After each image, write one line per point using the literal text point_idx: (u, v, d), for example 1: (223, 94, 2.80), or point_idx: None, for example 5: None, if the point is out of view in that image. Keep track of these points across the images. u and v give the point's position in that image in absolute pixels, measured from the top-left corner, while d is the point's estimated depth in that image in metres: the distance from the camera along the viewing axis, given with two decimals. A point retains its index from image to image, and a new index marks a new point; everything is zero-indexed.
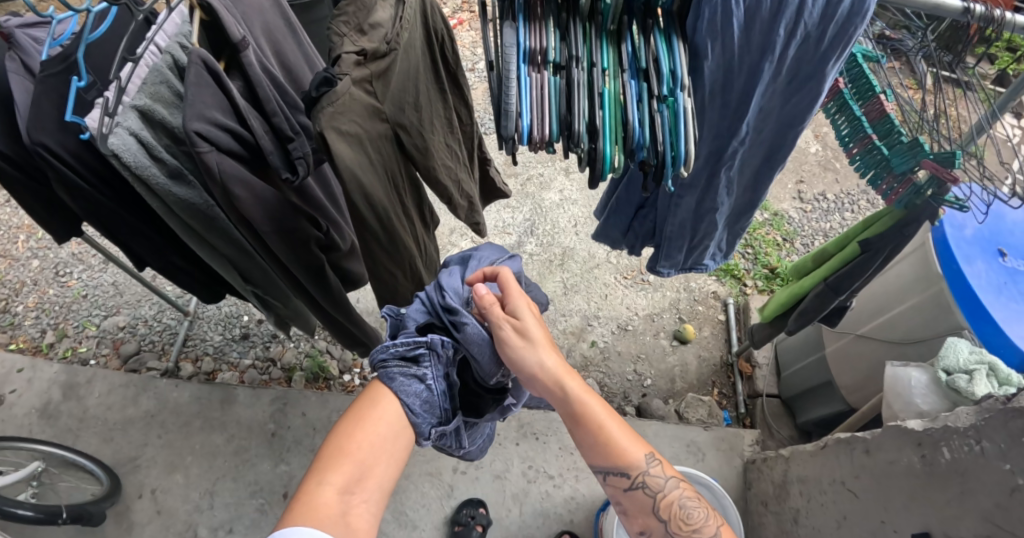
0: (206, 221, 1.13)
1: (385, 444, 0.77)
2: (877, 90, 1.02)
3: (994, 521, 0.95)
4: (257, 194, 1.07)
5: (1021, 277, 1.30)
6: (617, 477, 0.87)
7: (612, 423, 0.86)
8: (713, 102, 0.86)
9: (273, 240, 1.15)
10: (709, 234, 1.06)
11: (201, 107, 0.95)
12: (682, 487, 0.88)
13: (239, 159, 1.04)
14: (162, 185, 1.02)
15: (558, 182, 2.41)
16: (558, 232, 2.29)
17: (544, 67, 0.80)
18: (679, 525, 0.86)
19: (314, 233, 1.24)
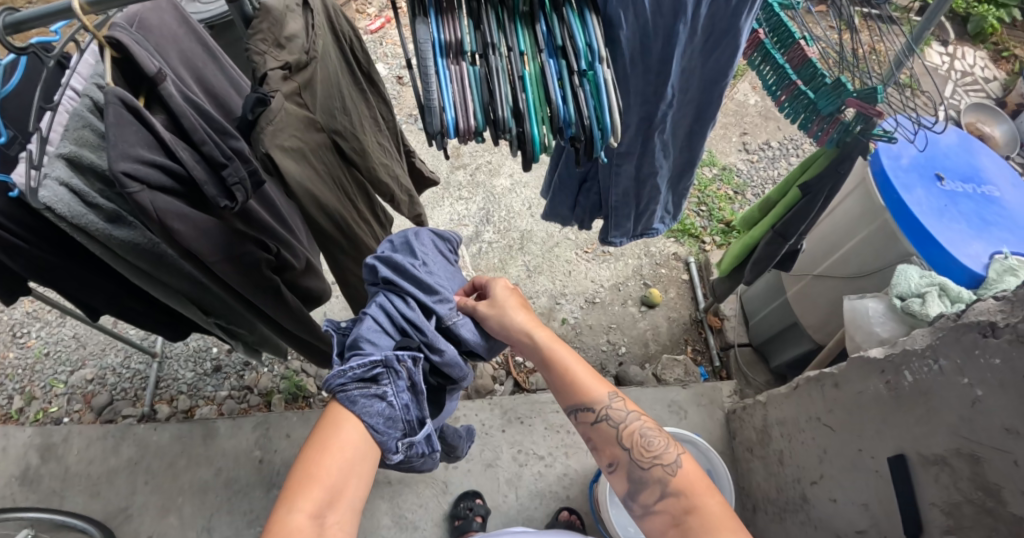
0: (154, 260, 1.10)
1: (354, 460, 0.76)
2: (797, 36, 1.04)
3: (961, 434, 1.02)
4: (197, 225, 1.04)
5: (959, 198, 1.36)
6: (583, 413, 0.91)
7: (575, 365, 0.91)
8: (635, 69, 0.87)
9: (222, 268, 1.13)
10: (654, 199, 1.08)
11: (126, 146, 0.91)
12: (643, 420, 0.90)
13: (174, 193, 1.01)
14: (103, 231, 0.98)
15: (507, 167, 2.41)
16: (513, 216, 2.30)
17: (462, 58, 0.81)
18: (641, 453, 0.88)
19: (264, 256, 1.24)
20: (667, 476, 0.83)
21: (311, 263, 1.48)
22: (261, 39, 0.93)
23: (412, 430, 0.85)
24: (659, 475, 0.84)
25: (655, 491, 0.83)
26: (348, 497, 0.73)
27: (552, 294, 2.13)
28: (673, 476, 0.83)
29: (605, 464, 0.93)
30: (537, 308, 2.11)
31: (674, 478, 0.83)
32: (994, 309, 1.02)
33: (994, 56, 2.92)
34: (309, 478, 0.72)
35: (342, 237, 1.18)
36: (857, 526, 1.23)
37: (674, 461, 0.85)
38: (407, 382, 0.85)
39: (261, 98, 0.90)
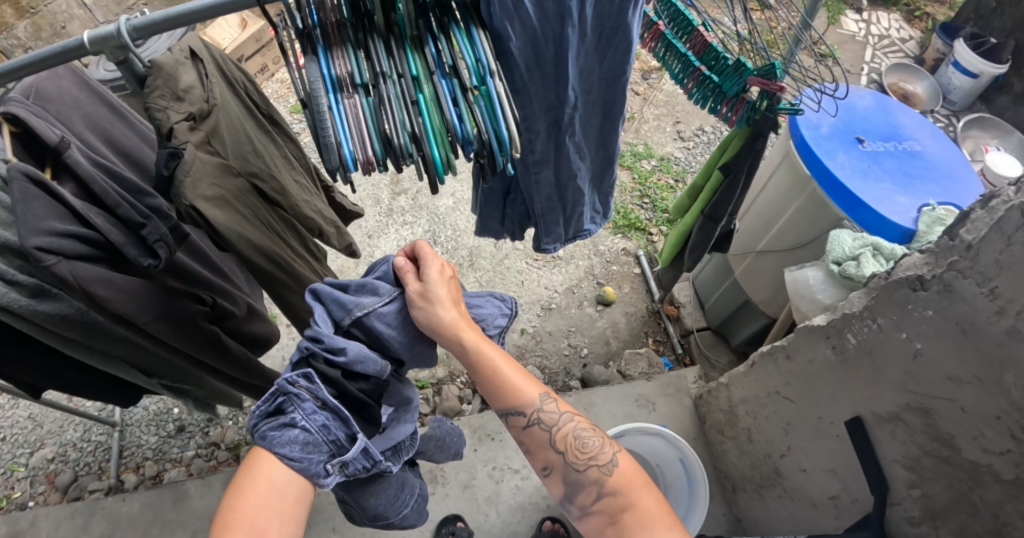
0: (86, 328, 1.06)
1: (283, 492, 0.76)
2: (695, 23, 1.05)
3: (908, 388, 1.05)
4: (123, 289, 1.01)
5: (880, 158, 1.40)
6: (516, 416, 0.93)
7: (508, 367, 0.91)
8: (533, 78, 0.87)
9: (158, 328, 1.10)
10: (578, 201, 1.09)
11: (35, 220, 0.88)
12: (576, 420, 0.94)
13: (95, 260, 0.97)
14: (27, 307, 0.94)
15: (448, 187, 2.42)
16: (459, 234, 2.30)
17: (355, 90, 0.80)
18: (576, 455, 0.92)
19: (198, 308, 1.20)
20: (603, 477, 0.89)
21: (253, 308, 1.45)
22: (159, 96, 0.89)
23: (341, 449, 0.84)
24: (595, 475, 0.89)
25: (591, 493, 0.88)
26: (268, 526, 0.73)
27: None
28: (609, 476, 0.88)
29: (537, 462, 0.97)
30: None
31: (610, 479, 0.88)
32: (919, 262, 1.02)
33: (907, 17, 3.05)
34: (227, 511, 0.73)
35: (286, 274, 1.18)
36: (831, 491, 1.26)
37: (609, 461, 0.90)
38: (315, 403, 0.83)
39: (173, 152, 0.87)
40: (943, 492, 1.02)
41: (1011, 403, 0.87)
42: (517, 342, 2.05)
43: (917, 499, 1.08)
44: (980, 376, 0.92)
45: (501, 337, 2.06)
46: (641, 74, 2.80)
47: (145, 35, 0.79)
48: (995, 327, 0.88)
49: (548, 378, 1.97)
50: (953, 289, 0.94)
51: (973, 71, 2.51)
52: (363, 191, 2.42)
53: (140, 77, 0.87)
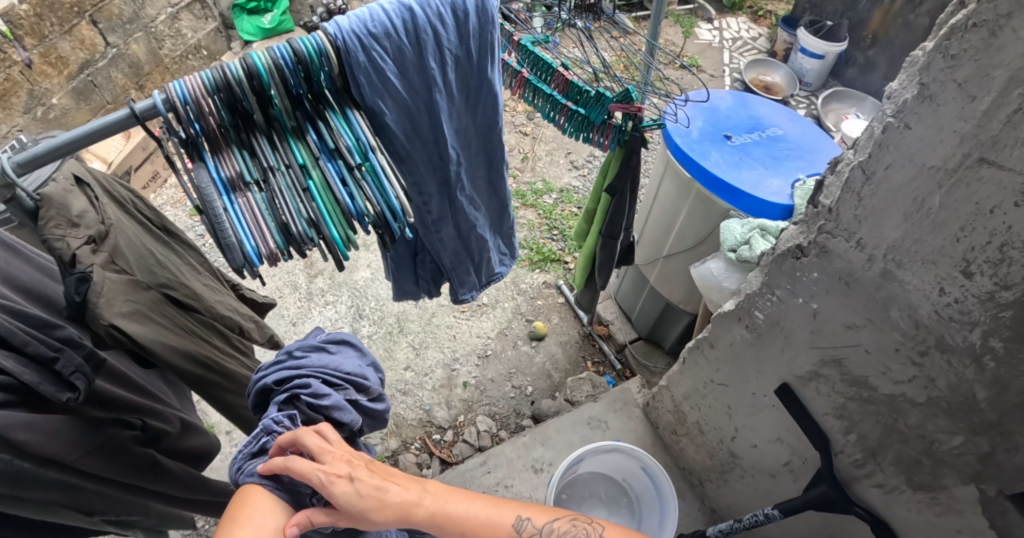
0: (12, 479, 0.97)
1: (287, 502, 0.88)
2: (554, 65, 1.15)
3: (817, 344, 1.15)
4: (45, 428, 0.98)
5: (747, 149, 1.56)
6: None
7: (474, 505, 0.98)
8: (414, 144, 0.93)
9: (88, 462, 1.07)
10: (483, 248, 1.15)
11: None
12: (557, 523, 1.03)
13: (8, 404, 0.95)
14: None
15: (363, 259, 2.45)
16: (383, 303, 2.32)
17: (247, 189, 0.83)
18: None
19: (128, 433, 1.16)
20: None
21: (187, 421, 1.40)
22: (54, 226, 0.88)
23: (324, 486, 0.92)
24: None
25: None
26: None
27: (445, 363, 2.13)
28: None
29: None
30: (436, 381, 2.10)
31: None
32: (796, 233, 1.14)
33: (754, 17, 3.41)
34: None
35: (220, 372, 1.15)
36: (782, 459, 1.34)
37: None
38: None
39: (82, 275, 0.87)
40: (874, 430, 1.13)
41: (902, 334, 0.99)
42: (461, 397, 2.05)
43: (855, 442, 1.17)
44: (871, 318, 1.03)
45: (445, 395, 2.06)
46: (526, 116, 2.98)
47: (30, 169, 0.79)
48: (870, 273, 1.00)
49: (501, 424, 1.99)
50: (828, 249, 1.06)
51: (819, 53, 2.81)
52: (279, 281, 2.39)
53: (30, 211, 0.86)
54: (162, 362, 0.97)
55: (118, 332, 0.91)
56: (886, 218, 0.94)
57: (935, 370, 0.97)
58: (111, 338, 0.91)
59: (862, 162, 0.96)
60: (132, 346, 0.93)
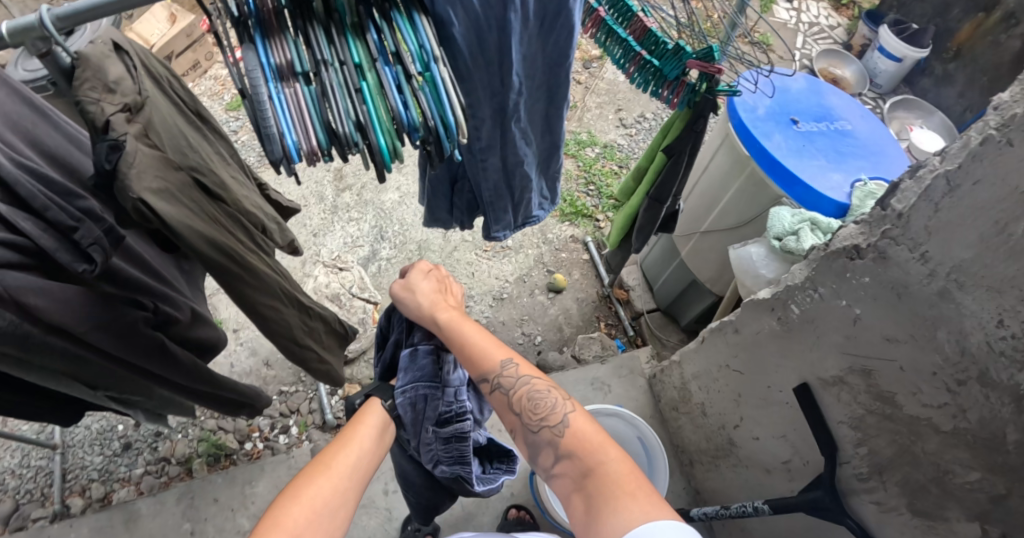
0: (18, 342, 0.96)
1: (349, 476, 0.85)
2: (634, 9, 1.06)
3: (849, 351, 1.11)
4: (58, 296, 0.98)
5: (814, 137, 1.47)
6: (481, 384, 0.92)
7: (477, 336, 0.93)
8: (478, 64, 0.87)
9: (96, 337, 1.06)
10: (526, 187, 1.10)
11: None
12: (535, 382, 0.92)
13: (22, 267, 0.94)
14: None
15: (393, 180, 2.40)
16: (407, 228, 2.28)
17: (295, 81, 0.77)
18: (530, 414, 0.90)
19: (140, 314, 1.15)
20: (558, 435, 0.87)
21: (199, 312, 1.40)
22: (89, 88, 0.84)
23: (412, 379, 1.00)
24: (549, 437, 0.87)
25: (550, 451, 0.87)
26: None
27: None
28: (561, 431, 0.87)
29: (508, 427, 0.95)
30: None
31: (564, 437, 0.86)
32: (855, 232, 1.07)
33: (835, 4, 3.18)
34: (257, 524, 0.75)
35: (247, 270, 1.09)
36: (782, 456, 1.32)
37: (560, 421, 0.88)
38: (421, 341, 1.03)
39: (113, 143, 0.83)
40: (887, 447, 1.09)
41: (943, 358, 0.94)
42: None
43: (864, 456, 1.14)
44: (915, 334, 0.98)
45: None
46: (582, 63, 2.84)
47: (72, 25, 0.74)
48: (926, 289, 0.94)
49: None
50: (887, 256, 1.00)
51: (897, 56, 2.62)
52: (306, 188, 2.38)
53: (66, 70, 0.83)
54: (190, 247, 0.93)
55: (147, 209, 0.86)
56: (959, 235, 0.88)
57: (970, 402, 0.92)
58: (138, 214, 0.87)
59: (948, 172, 0.88)
60: (160, 225, 0.89)
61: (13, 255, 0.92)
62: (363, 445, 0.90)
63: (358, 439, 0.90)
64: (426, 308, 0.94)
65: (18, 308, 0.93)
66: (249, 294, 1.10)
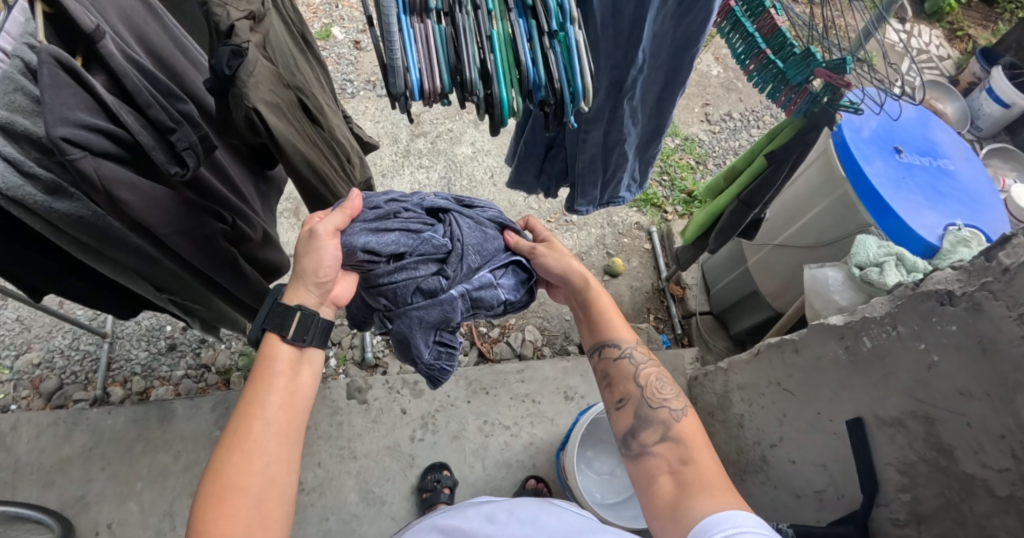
0: (100, 234, 1.02)
1: (267, 428, 0.86)
2: (766, 5, 1.02)
3: (916, 396, 1.04)
4: (147, 194, 0.95)
5: (915, 170, 1.40)
6: (610, 349, 1.08)
7: (613, 311, 1.11)
8: (606, 32, 0.84)
9: (176, 241, 1.04)
10: (620, 165, 1.09)
11: (62, 109, 0.82)
12: (658, 368, 1.08)
13: (118, 160, 0.91)
14: (44, 205, 0.92)
15: (469, 135, 2.44)
16: (476, 185, 2.35)
17: (427, 16, 0.73)
18: (654, 393, 1.03)
19: (218, 226, 1.13)
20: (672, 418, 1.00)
21: (268, 234, 1.42)
22: None
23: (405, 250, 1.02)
24: (664, 417, 1.00)
25: (658, 428, 0.99)
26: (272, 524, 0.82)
27: None
28: (677, 415, 1.00)
29: (614, 400, 1.07)
30: None
31: (678, 419, 0.99)
32: (952, 278, 1.02)
33: (949, 35, 3.00)
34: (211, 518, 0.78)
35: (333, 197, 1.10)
36: (817, 485, 1.30)
37: (680, 408, 1.01)
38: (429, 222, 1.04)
39: (235, 49, 0.83)
40: (932, 499, 1.03)
41: (1017, 422, 0.87)
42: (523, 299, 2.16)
43: (905, 503, 1.08)
44: (991, 393, 0.91)
45: None
46: None
47: None
48: (1014, 350, 0.87)
49: (548, 339, 2.13)
50: (981, 308, 0.93)
51: (1005, 101, 2.46)
52: (381, 129, 2.42)
53: None
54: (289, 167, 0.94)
55: (259, 119, 0.87)
56: None
57: None
58: (247, 123, 0.88)
59: None
60: (269, 139, 0.90)
61: (112, 148, 0.89)
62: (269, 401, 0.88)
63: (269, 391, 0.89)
64: (581, 268, 1.11)
65: (109, 201, 0.90)
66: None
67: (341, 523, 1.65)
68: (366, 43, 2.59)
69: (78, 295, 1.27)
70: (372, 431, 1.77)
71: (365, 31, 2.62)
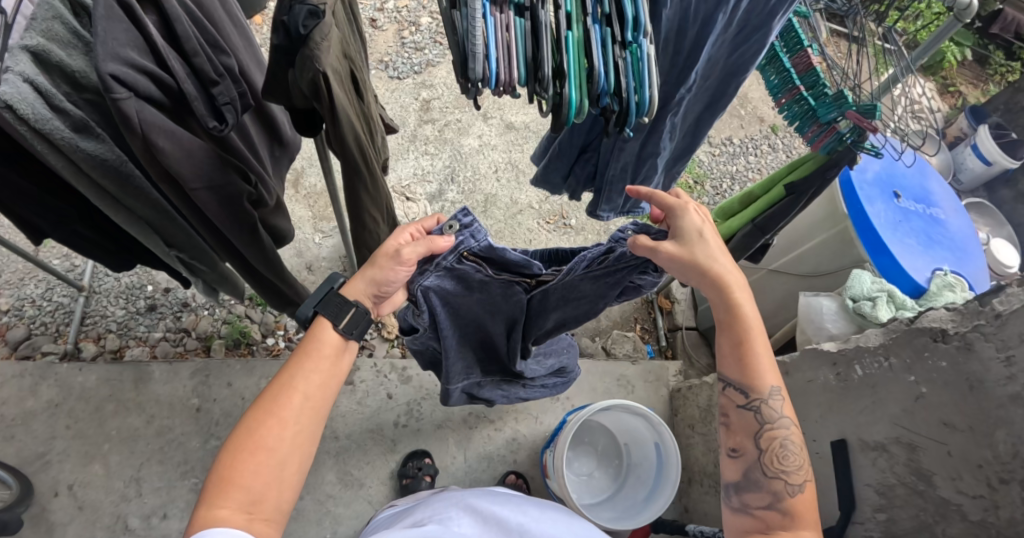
0: (121, 179, 0.99)
1: (296, 412, 0.80)
2: (805, 44, 1.12)
3: (901, 424, 1.10)
4: (184, 145, 0.91)
5: (912, 216, 1.48)
6: (736, 392, 0.89)
7: (758, 344, 0.87)
8: (666, 49, 0.87)
9: (203, 198, 0.99)
10: (649, 177, 1.12)
11: (114, 44, 0.80)
12: (794, 432, 0.87)
13: (159, 106, 0.88)
14: (69, 139, 0.89)
15: (477, 128, 2.45)
16: (479, 178, 2.36)
17: (508, 8, 0.74)
18: (774, 460, 0.86)
19: (245, 188, 1.08)
20: (786, 493, 0.84)
21: (280, 201, 1.36)
22: None
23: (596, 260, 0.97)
24: (777, 488, 0.84)
25: (765, 498, 0.85)
26: (293, 499, 0.79)
27: None
28: (791, 497, 0.83)
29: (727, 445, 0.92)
30: None
31: (792, 499, 0.83)
32: (946, 317, 1.09)
33: (942, 89, 3.15)
34: (210, 499, 0.74)
35: (370, 175, 1.04)
36: None
37: (801, 483, 0.84)
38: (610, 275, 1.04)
39: (313, 10, 0.79)
40: (907, 521, 1.07)
41: (996, 455, 0.92)
42: None
43: (881, 523, 1.13)
44: (974, 426, 0.96)
45: None
46: None
47: None
48: (1000, 390, 0.93)
49: None
50: (972, 348, 1.00)
51: (988, 159, 2.59)
52: (389, 110, 2.41)
53: None
54: (336, 138, 0.88)
55: (324, 87, 0.81)
56: None
57: (1006, 501, 0.90)
58: (311, 89, 0.82)
59: None
60: (322, 110, 0.85)
61: (156, 93, 0.87)
62: (306, 379, 0.83)
63: (313, 371, 0.84)
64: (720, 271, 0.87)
65: (143, 147, 0.87)
66: (367, 207, 1.08)
67: (315, 503, 1.61)
68: (382, 23, 2.57)
69: (79, 241, 1.23)
70: (355, 413, 1.73)
71: (382, 10, 2.60)
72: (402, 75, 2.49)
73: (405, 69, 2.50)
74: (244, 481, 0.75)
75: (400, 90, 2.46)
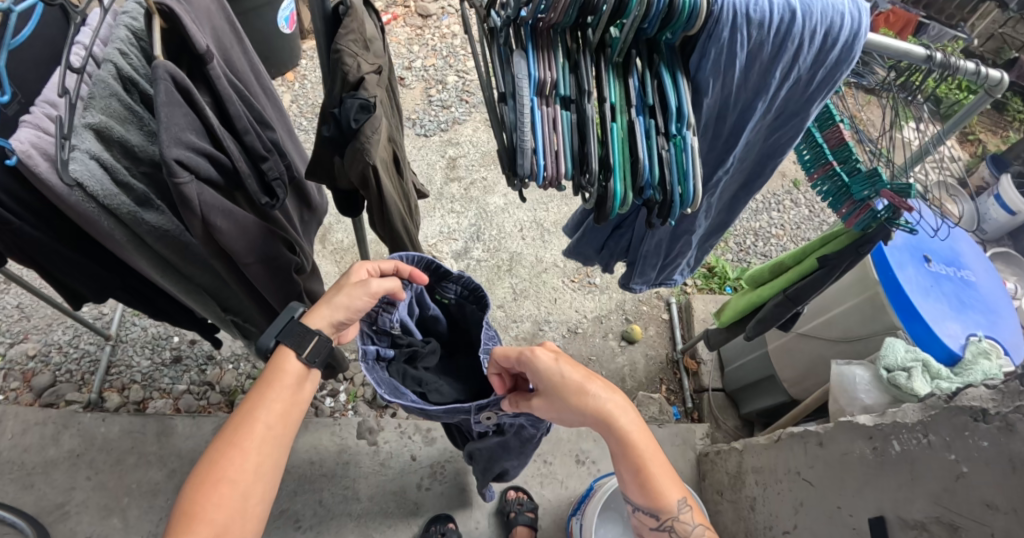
0: (179, 250, 1.05)
1: (259, 442, 0.83)
2: (836, 119, 1.13)
3: (942, 503, 1.05)
4: (240, 223, 0.94)
5: (943, 281, 1.46)
6: (648, 515, 0.92)
7: (654, 466, 0.91)
8: (704, 137, 0.91)
9: (255, 271, 1.02)
10: (682, 253, 1.14)
11: (176, 130, 0.82)
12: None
13: (214, 185, 0.91)
14: (132, 213, 0.94)
15: (502, 186, 2.48)
16: (504, 237, 2.38)
17: (554, 101, 0.78)
18: None
19: (293, 258, 1.11)
20: None
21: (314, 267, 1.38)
22: (351, 40, 0.83)
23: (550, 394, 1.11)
24: None
25: None
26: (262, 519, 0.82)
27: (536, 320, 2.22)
28: None
29: None
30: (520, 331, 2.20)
31: None
32: (988, 396, 1.05)
33: (963, 138, 3.18)
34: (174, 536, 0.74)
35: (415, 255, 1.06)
36: None
37: None
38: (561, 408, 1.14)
39: (363, 102, 0.80)
40: None
41: None
42: None
43: None
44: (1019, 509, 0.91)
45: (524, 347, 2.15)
46: None
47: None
48: None
49: None
50: (1014, 428, 0.96)
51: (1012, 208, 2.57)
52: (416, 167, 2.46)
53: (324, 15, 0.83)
54: (382, 219, 0.90)
55: (373, 175, 0.83)
56: None
57: None
58: (360, 178, 0.85)
59: None
60: (368, 196, 0.87)
61: (213, 173, 0.89)
62: (264, 414, 0.85)
63: (278, 400, 0.87)
64: (603, 407, 0.92)
65: (201, 226, 0.88)
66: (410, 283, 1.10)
67: None
68: (410, 81, 2.66)
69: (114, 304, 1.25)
70: (378, 474, 1.71)
71: (409, 70, 2.69)
72: (428, 132, 2.55)
73: (432, 126, 2.57)
74: (208, 511, 0.77)
75: (427, 147, 2.52)
